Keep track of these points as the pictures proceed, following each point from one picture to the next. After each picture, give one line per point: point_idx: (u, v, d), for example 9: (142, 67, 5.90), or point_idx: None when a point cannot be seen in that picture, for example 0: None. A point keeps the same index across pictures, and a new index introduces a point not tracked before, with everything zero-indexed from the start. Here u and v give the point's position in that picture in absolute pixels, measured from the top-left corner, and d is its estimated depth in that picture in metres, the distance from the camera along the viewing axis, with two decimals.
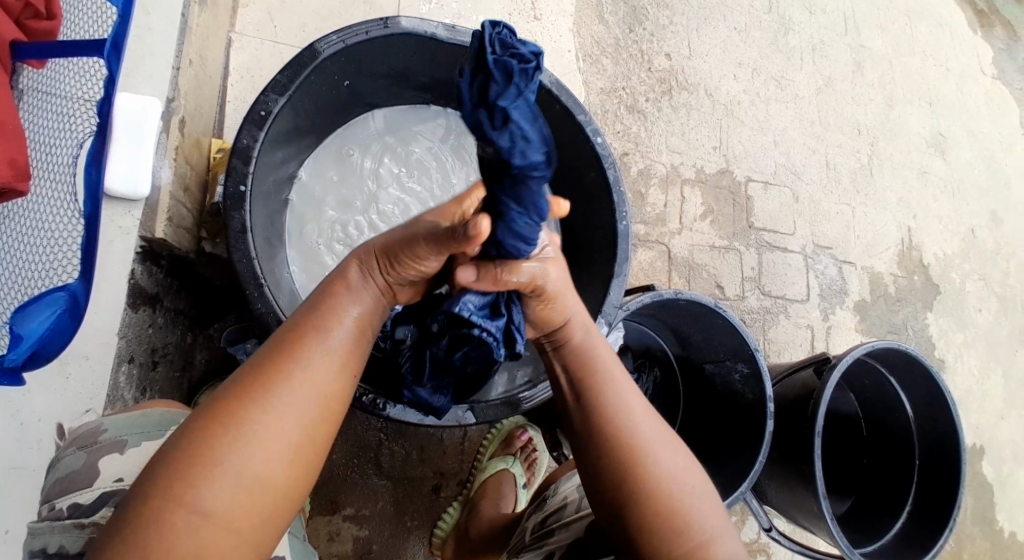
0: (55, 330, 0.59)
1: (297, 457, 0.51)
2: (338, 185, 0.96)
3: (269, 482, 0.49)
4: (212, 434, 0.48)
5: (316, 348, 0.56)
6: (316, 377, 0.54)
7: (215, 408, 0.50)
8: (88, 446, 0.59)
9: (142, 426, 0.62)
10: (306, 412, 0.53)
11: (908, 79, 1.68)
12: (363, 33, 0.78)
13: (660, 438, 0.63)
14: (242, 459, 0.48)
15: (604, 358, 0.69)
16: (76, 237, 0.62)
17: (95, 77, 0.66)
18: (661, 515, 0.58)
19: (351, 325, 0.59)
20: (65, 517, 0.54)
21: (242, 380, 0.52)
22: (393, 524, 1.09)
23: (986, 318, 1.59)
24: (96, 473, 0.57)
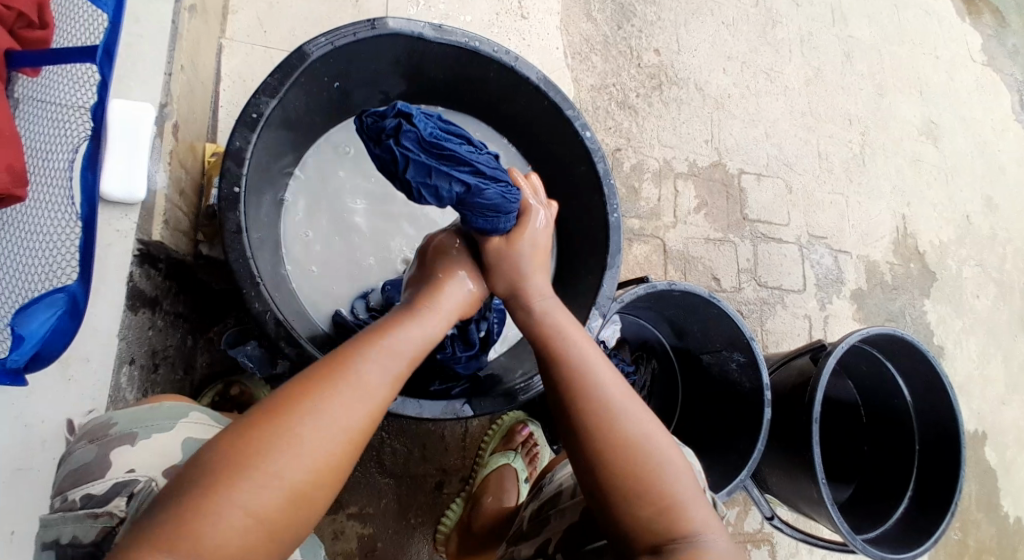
0: (57, 331, 0.60)
1: (332, 475, 0.52)
2: (332, 183, 0.97)
3: (301, 495, 0.50)
4: (254, 443, 0.49)
5: (367, 371, 0.57)
6: (361, 399, 0.55)
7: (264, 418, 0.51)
8: (98, 439, 0.60)
9: (151, 417, 0.63)
10: (350, 433, 0.54)
11: (897, 68, 1.69)
12: (351, 34, 0.79)
13: (637, 412, 0.64)
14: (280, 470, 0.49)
15: (574, 333, 0.71)
16: (74, 238, 0.63)
17: (90, 82, 0.66)
18: (636, 486, 0.59)
19: (396, 352, 0.61)
20: (78, 508, 0.56)
21: (285, 392, 0.53)
22: (396, 522, 1.10)
23: (984, 303, 1.59)
24: (108, 465, 0.59)
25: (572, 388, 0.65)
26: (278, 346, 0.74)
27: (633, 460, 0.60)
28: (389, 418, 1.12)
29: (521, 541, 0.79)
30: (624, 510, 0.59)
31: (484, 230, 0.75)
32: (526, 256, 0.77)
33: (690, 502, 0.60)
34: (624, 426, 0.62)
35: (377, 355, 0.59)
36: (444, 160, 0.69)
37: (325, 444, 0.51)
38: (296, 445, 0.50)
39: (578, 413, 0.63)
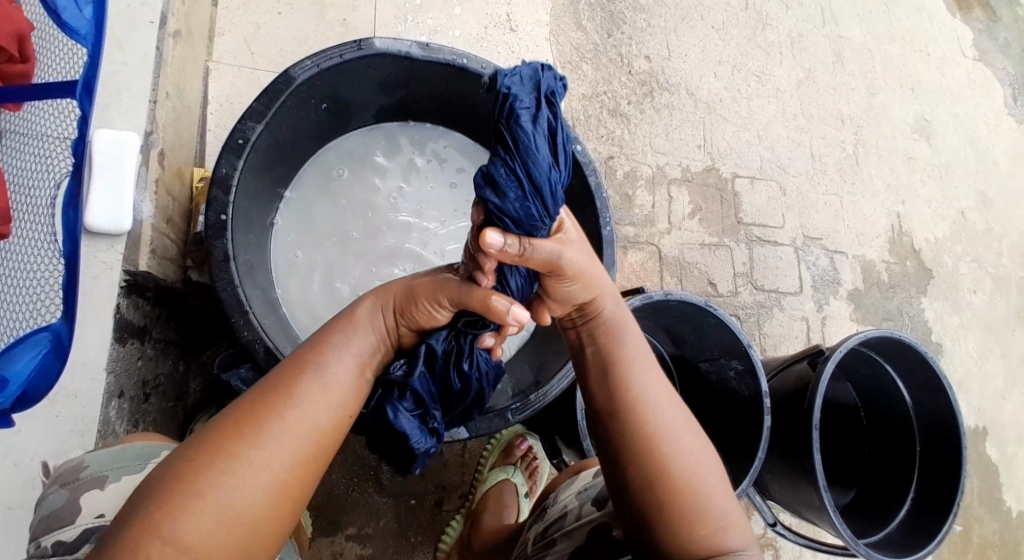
0: (41, 371, 0.59)
1: (286, 490, 0.51)
2: (323, 205, 0.97)
3: (249, 516, 0.49)
4: (201, 463, 0.49)
5: (318, 381, 0.55)
6: (308, 412, 0.53)
7: (212, 439, 0.50)
8: (70, 483, 0.60)
9: (122, 460, 0.63)
10: (296, 449, 0.52)
11: (888, 67, 1.69)
12: (337, 57, 0.79)
13: (684, 435, 0.62)
14: (227, 491, 0.48)
15: (632, 334, 0.69)
16: (56, 276, 0.62)
17: (69, 116, 0.66)
18: (674, 499, 0.58)
19: (352, 358, 0.59)
20: (49, 556, 0.55)
21: (236, 411, 0.52)
22: (397, 540, 1.09)
23: (982, 299, 1.59)
24: (79, 509, 0.58)
25: (613, 392, 0.64)
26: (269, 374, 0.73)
27: (671, 470, 0.59)
28: None
29: None
30: (664, 531, 0.58)
31: (489, 184, 0.56)
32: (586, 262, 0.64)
33: (727, 523, 0.59)
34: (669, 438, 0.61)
35: (333, 361, 0.58)
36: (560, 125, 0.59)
37: (272, 461, 0.50)
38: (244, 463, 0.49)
39: (632, 425, 0.62)
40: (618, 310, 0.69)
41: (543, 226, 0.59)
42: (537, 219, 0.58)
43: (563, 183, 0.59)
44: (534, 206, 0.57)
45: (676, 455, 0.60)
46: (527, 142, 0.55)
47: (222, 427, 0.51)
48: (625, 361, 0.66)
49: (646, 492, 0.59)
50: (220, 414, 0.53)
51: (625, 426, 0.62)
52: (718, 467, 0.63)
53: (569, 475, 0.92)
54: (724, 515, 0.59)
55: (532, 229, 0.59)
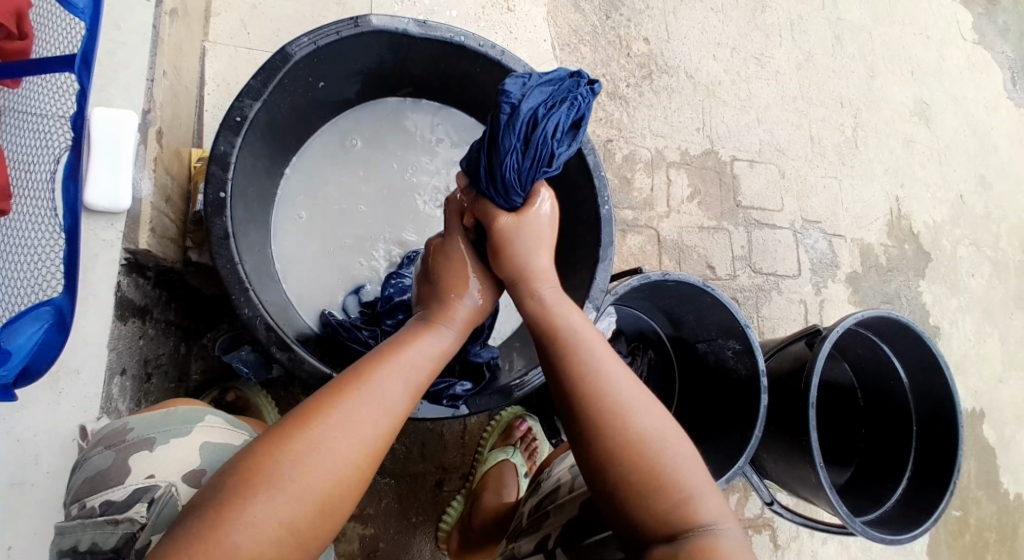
0: (44, 344, 0.60)
1: (349, 485, 0.53)
2: (330, 175, 0.98)
3: (320, 504, 0.51)
4: (275, 448, 0.51)
5: (387, 383, 0.59)
6: (376, 412, 0.56)
7: (286, 428, 0.53)
8: (116, 445, 0.62)
9: (166, 424, 0.65)
10: (363, 445, 0.54)
11: (888, 49, 1.68)
12: (334, 33, 0.78)
13: (655, 415, 0.62)
14: (303, 477, 0.51)
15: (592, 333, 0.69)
16: (58, 249, 0.63)
17: (67, 92, 0.66)
18: (644, 469, 0.59)
19: (421, 365, 0.63)
20: (98, 514, 0.58)
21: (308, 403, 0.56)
22: (398, 521, 1.10)
23: (980, 282, 1.60)
24: (127, 471, 0.61)
25: (579, 369, 0.64)
26: (269, 351, 0.73)
27: (637, 439, 0.60)
28: None
29: (520, 537, 0.79)
30: (642, 519, 0.58)
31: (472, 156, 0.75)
32: (532, 240, 0.74)
33: (702, 490, 0.59)
34: (640, 423, 0.61)
35: (402, 366, 0.61)
36: (539, 122, 0.68)
37: (346, 452, 0.53)
38: (322, 449, 0.52)
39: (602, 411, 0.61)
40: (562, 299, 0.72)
41: (503, 202, 0.73)
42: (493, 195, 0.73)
43: (525, 172, 0.70)
44: (488, 181, 0.72)
45: (644, 429, 0.61)
46: (498, 128, 0.69)
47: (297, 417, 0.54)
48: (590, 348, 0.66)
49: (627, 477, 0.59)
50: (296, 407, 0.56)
51: (604, 413, 0.61)
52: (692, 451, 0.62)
53: (564, 450, 0.93)
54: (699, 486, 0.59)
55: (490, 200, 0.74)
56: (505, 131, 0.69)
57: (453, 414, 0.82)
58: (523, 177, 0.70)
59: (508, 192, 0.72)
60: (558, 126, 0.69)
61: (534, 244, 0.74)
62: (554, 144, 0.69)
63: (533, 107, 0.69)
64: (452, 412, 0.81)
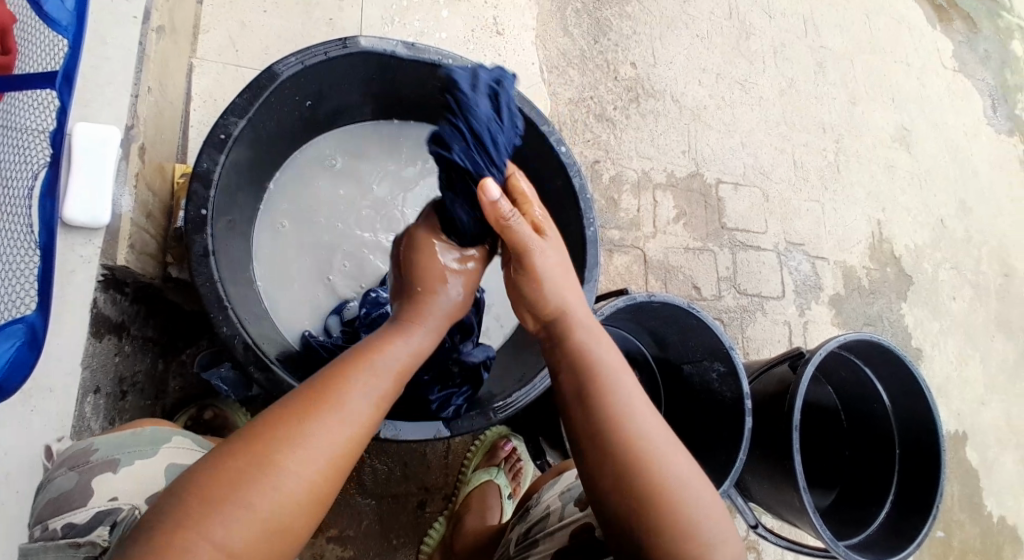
0: (17, 362, 0.59)
1: (319, 495, 0.53)
2: (313, 192, 0.97)
3: (286, 520, 0.51)
4: (243, 463, 0.51)
5: (360, 389, 0.57)
6: (348, 421, 0.55)
7: (253, 440, 0.52)
8: (80, 466, 0.61)
9: (132, 444, 0.63)
10: (332, 455, 0.54)
11: (869, 76, 1.72)
12: (322, 53, 0.78)
13: (657, 430, 0.62)
14: (272, 492, 0.50)
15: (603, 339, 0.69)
16: (32, 266, 0.62)
17: (49, 108, 0.67)
18: (648, 487, 0.59)
19: (396, 365, 0.62)
20: (60, 537, 0.56)
21: (276, 416, 0.54)
22: (378, 542, 1.08)
23: (961, 305, 1.62)
24: (91, 493, 0.59)
25: (587, 382, 0.64)
26: (247, 370, 0.72)
27: (631, 461, 0.60)
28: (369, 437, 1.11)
29: None
30: (643, 536, 0.58)
31: (444, 138, 0.68)
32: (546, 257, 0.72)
33: (704, 504, 0.60)
34: (643, 437, 0.61)
35: (375, 369, 0.60)
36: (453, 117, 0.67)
37: (314, 467, 0.52)
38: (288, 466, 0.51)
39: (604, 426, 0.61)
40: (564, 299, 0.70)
41: (467, 210, 0.73)
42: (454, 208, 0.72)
43: (468, 168, 0.69)
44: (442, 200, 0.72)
45: (653, 446, 0.61)
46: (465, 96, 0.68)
47: (265, 430, 0.53)
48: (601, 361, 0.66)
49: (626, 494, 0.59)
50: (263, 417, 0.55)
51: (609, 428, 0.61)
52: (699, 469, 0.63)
53: (553, 477, 0.92)
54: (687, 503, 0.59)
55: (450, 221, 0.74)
56: (473, 98, 0.68)
57: (436, 436, 0.81)
58: (477, 174, 0.69)
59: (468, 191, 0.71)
60: (471, 108, 0.67)
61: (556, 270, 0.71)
62: (476, 122, 0.68)
63: (485, 80, 0.71)
64: (434, 434, 0.81)
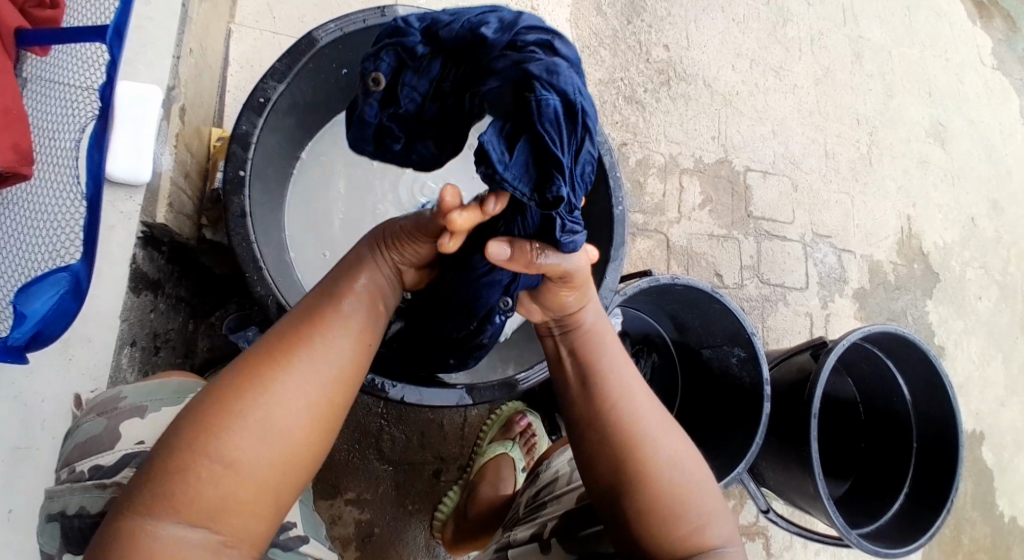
0: (58, 311, 0.61)
1: (314, 423, 0.52)
2: (347, 160, 0.98)
3: (287, 449, 0.50)
4: (239, 391, 0.50)
5: (338, 318, 0.56)
6: (332, 348, 0.54)
7: (242, 370, 0.51)
8: (108, 412, 0.60)
9: (159, 393, 0.62)
10: (322, 382, 0.53)
11: (907, 68, 1.68)
12: (361, 22, 0.78)
13: (670, 438, 0.63)
14: (266, 419, 0.49)
15: (607, 339, 0.70)
16: (77, 218, 0.63)
17: (97, 63, 0.65)
18: (659, 490, 0.60)
19: (368, 296, 0.59)
20: (86, 479, 0.55)
21: (256, 350, 0.53)
22: (394, 508, 1.10)
23: (987, 305, 1.59)
24: (118, 436, 0.57)
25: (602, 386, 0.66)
26: None
27: (645, 468, 0.61)
28: (388, 405, 1.13)
29: (516, 525, 0.81)
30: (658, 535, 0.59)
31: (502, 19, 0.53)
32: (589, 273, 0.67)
33: (716, 516, 0.61)
34: (653, 446, 0.62)
35: (354, 294, 0.58)
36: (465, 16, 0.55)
37: (307, 392, 0.52)
38: (281, 388, 0.51)
39: (620, 430, 0.63)
40: (599, 316, 0.71)
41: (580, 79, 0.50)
42: (550, 69, 0.49)
43: (540, 27, 0.52)
44: (530, 86, 0.48)
45: (661, 449, 0.62)
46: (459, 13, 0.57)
47: (251, 360, 0.52)
48: (601, 352, 0.68)
49: (636, 494, 0.60)
50: (244, 352, 0.53)
51: (620, 426, 0.63)
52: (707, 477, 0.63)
53: (564, 444, 0.94)
54: (698, 499, 0.61)
55: (552, 108, 0.47)
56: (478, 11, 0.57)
57: (459, 403, 0.82)
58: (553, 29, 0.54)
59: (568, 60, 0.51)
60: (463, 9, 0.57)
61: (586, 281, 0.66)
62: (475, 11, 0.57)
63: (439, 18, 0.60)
64: (456, 401, 0.82)
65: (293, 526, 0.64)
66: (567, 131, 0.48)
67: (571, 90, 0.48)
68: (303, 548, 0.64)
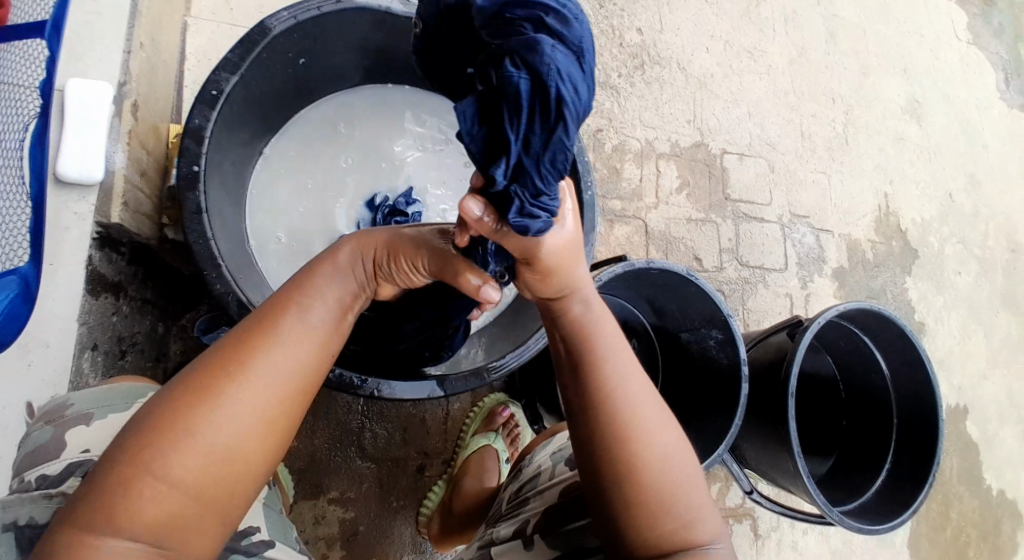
0: (11, 314, 0.63)
1: (268, 433, 0.51)
2: (311, 154, 0.98)
3: (240, 459, 0.50)
4: (190, 403, 0.48)
5: (298, 324, 0.55)
6: (290, 357, 0.53)
7: (194, 380, 0.49)
8: (55, 421, 0.59)
9: (108, 399, 0.61)
10: (279, 392, 0.52)
11: (881, 46, 1.68)
12: (315, 9, 0.77)
13: (661, 434, 0.61)
14: (217, 433, 0.48)
15: (602, 324, 0.64)
16: (26, 218, 0.66)
17: (38, 61, 0.69)
18: (645, 490, 0.58)
19: (333, 301, 0.58)
20: (33, 489, 0.53)
21: (212, 357, 0.51)
22: (379, 505, 1.10)
23: (966, 280, 1.60)
24: (63, 445, 0.56)
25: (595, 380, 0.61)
26: None
27: (631, 467, 0.59)
28: (368, 402, 1.12)
29: (499, 521, 0.81)
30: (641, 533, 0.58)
31: None
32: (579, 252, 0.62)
33: (703, 511, 0.60)
34: (641, 444, 0.60)
35: (317, 300, 0.57)
36: None
37: (262, 404, 0.51)
38: (232, 401, 0.49)
39: (609, 427, 0.60)
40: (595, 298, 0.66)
41: (565, 62, 0.44)
42: (532, 43, 0.44)
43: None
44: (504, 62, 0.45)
45: (653, 447, 0.60)
46: None
47: (205, 368, 0.50)
48: (596, 342, 0.63)
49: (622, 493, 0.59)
50: (199, 358, 0.52)
51: (611, 423, 0.60)
52: (694, 472, 0.62)
53: (545, 438, 0.94)
54: (684, 496, 0.59)
55: (511, 92, 0.44)
56: None
57: (431, 396, 0.81)
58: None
59: (559, 37, 0.45)
60: None
61: (567, 261, 0.61)
62: None
63: None
64: (428, 394, 0.81)
65: (255, 531, 0.64)
66: (525, 117, 0.45)
67: (545, 73, 0.43)
68: (268, 552, 0.63)
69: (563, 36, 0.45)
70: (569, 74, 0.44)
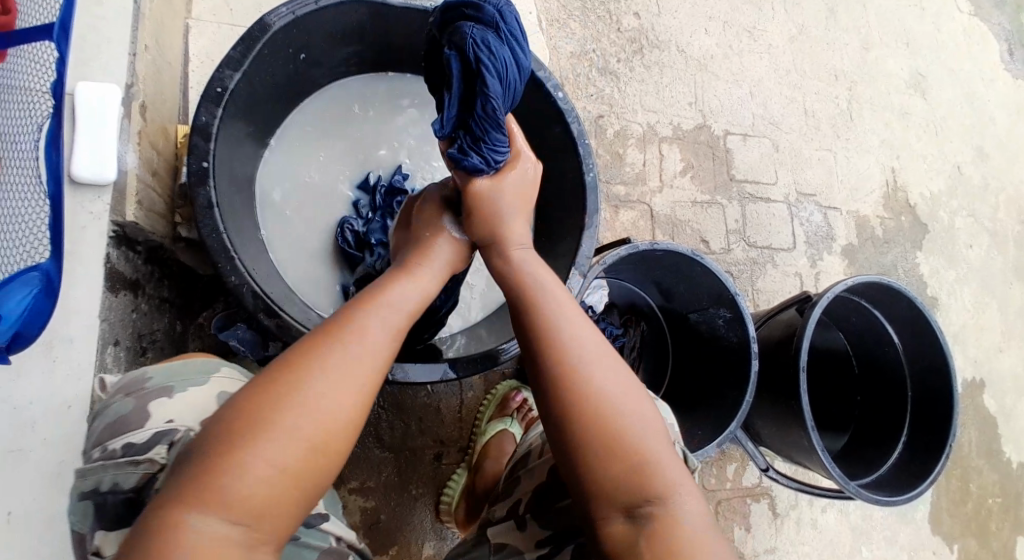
0: (35, 311, 0.64)
1: (356, 424, 0.50)
2: (316, 148, 0.99)
3: (332, 443, 0.48)
4: (287, 385, 0.48)
5: (378, 320, 0.56)
6: (374, 349, 0.54)
7: (284, 365, 0.50)
8: (134, 393, 0.61)
9: (183, 373, 0.63)
10: (366, 382, 0.52)
11: (883, 20, 1.67)
12: (312, 3, 0.78)
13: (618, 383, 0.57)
14: (315, 413, 0.48)
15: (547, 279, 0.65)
16: (43, 217, 0.67)
17: (48, 64, 0.69)
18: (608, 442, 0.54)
19: (406, 305, 0.60)
20: (120, 456, 0.55)
21: (298, 347, 0.52)
22: (399, 493, 1.11)
23: (978, 253, 1.59)
24: (147, 416, 0.58)
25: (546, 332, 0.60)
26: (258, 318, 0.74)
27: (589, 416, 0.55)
28: (385, 393, 1.14)
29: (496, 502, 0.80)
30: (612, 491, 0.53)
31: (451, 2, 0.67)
32: (511, 208, 0.71)
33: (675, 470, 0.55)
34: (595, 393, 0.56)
35: (393, 302, 0.59)
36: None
37: (353, 392, 0.50)
38: (328, 385, 0.49)
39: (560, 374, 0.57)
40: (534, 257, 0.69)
41: (482, 35, 0.61)
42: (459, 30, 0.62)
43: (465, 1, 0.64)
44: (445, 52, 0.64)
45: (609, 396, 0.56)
46: None
47: (293, 356, 0.51)
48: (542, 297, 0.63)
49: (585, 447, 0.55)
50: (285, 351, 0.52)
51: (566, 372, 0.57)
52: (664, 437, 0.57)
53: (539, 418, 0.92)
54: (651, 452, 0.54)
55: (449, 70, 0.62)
56: None
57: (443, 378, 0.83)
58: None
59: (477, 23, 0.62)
60: None
61: (497, 208, 0.70)
62: None
63: None
64: (440, 376, 0.82)
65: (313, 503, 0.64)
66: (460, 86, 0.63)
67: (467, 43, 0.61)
68: (325, 524, 0.64)
69: (480, 17, 0.62)
70: (482, 41, 0.61)
